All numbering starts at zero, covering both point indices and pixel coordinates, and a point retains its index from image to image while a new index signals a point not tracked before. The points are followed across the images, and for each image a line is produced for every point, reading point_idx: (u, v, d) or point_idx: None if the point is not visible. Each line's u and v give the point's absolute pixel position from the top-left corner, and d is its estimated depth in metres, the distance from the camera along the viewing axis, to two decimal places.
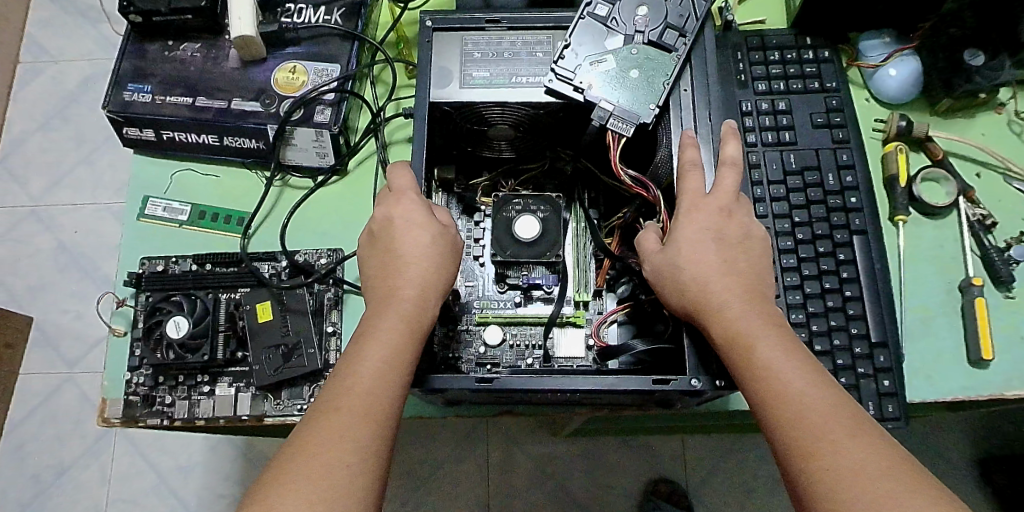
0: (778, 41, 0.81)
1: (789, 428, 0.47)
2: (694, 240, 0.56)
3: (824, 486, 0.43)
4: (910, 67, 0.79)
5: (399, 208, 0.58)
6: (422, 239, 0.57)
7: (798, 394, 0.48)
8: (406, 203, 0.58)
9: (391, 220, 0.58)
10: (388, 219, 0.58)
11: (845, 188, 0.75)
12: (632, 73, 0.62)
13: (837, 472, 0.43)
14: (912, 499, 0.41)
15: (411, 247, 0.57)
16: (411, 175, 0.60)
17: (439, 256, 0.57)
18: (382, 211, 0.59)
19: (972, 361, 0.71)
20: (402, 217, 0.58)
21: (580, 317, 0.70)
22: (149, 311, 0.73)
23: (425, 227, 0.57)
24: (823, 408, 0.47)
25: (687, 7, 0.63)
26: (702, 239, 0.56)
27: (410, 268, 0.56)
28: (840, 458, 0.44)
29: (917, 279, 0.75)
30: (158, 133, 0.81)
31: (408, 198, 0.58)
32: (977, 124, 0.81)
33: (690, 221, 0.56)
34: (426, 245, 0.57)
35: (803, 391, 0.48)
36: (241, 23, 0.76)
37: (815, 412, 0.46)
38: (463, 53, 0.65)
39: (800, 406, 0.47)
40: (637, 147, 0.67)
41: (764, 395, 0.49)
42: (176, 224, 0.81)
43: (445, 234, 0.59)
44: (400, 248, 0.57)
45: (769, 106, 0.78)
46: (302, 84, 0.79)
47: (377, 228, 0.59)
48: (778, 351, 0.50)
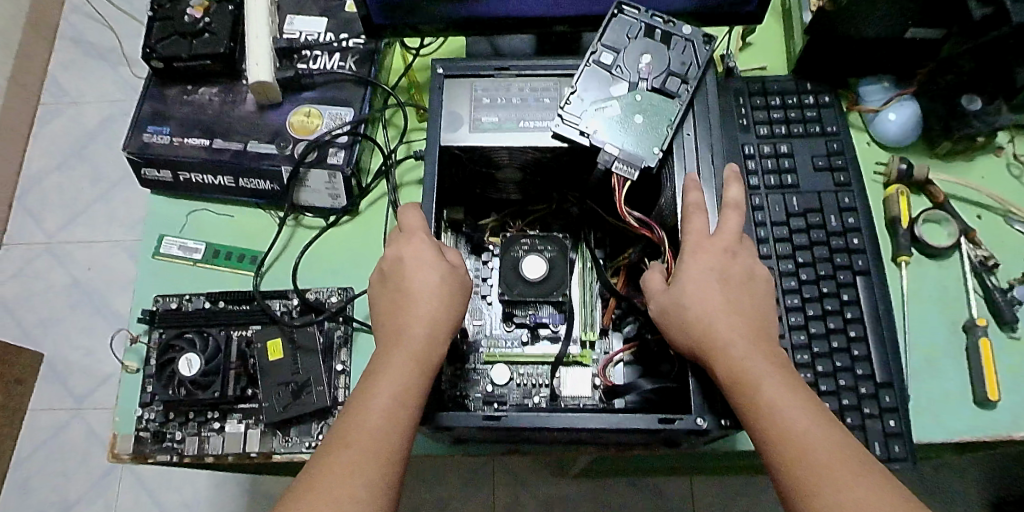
0: (779, 87, 0.84)
1: (795, 469, 0.47)
2: (699, 280, 0.56)
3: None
4: (910, 110, 0.81)
5: (409, 247, 0.59)
6: (432, 277, 0.58)
7: (803, 433, 0.48)
8: (416, 242, 0.59)
9: (401, 259, 0.60)
10: (399, 258, 0.60)
11: (847, 229, 0.76)
12: (636, 118, 0.63)
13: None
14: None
15: (421, 285, 0.58)
16: (422, 216, 0.61)
17: (448, 294, 0.58)
18: (393, 251, 0.60)
19: (979, 401, 0.71)
20: (412, 256, 0.59)
21: (587, 356, 0.71)
22: (162, 348, 0.75)
23: (434, 266, 0.59)
24: (828, 447, 0.47)
25: (689, 55, 0.65)
26: (707, 279, 0.56)
27: (420, 306, 0.57)
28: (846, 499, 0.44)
29: (921, 319, 0.75)
30: (175, 174, 0.84)
31: (418, 238, 0.60)
32: (976, 167, 0.82)
33: (695, 262, 0.57)
34: (436, 283, 0.58)
35: (808, 430, 0.48)
36: (259, 69, 0.79)
37: (820, 452, 0.47)
38: (473, 99, 0.67)
39: (805, 445, 0.47)
40: (643, 189, 0.69)
41: (769, 435, 0.49)
42: (190, 262, 0.83)
43: (454, 273, 0.60)
44: (410, 286, 0.58)
45: (771, 149, 0.80)
46: (317, 127, 0.81)
47: (388, 265, 0.61)
48: (782, 389, 0.51)
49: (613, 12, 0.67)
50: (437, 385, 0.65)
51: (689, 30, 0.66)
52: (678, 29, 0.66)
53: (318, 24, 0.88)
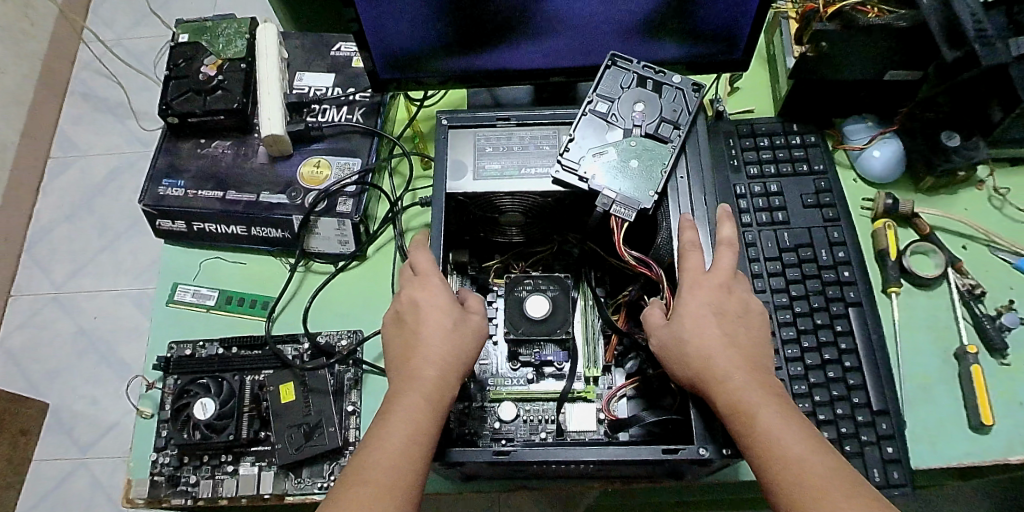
0: (767, 128, 0.88)
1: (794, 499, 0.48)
2: (696, 315, 0.59)
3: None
4: (892, 148, 0.84)
5: (425, 291, 0.62)
6: (447, 323, 0.61)
7: (802, 464, 0.50)
8: (429, 287, 0.63)
9: (416, 303, 0.62)
10: (414, 302, 0.63)
11: (837, 262, 0.79)
12: (631, 163, 0.67)
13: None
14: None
15: (435, 329, 0.60)
16: (435, 260, 0.65)
17: (462, 339, 0.61)
18: (410, 293, 0.63)
19: (975, 427, 0.73)
20: (429, 300, 0.62)
21: (590, 392, 0.74)
22: (176, 394, 0.76)
23: (447, 311, 0.61)
24: (825, 478, 0.49)
25: (680, 103, 0.69)
26: (705, 314, 0.59)
27: (434, 349, 0.59)
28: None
29: (914, 348, 0.78)
30: (189, 225, 0.87)
31: (433, 284, 0.63)
32: (960, 200, 0.85)
33: (692, 297, 0.60)
34: (450, 329, 0.61)
35: (807, 460, 0.50)
36: (271, 123, 0.84)
37: (819, 482, 0.48)
38: (477, 148, 0.71)
39: (805, 477, 0.49)
40: (639, 230, 0.71)
41: (768, 465, 0.51)
42: (204, 309, 0.85)
43: (468, 319, 0.63)
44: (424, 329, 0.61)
45: (762, 188, 0.84)
46: (326, 177, 0.85)
47: (402, 307, 0.63)
48: (781, 420, 0.53)
49: (607, 64, 0.71)
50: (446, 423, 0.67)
51: (679, 79, 0.70)
52: (669, 78, 0.70)
53: (326, 79, 0.93)
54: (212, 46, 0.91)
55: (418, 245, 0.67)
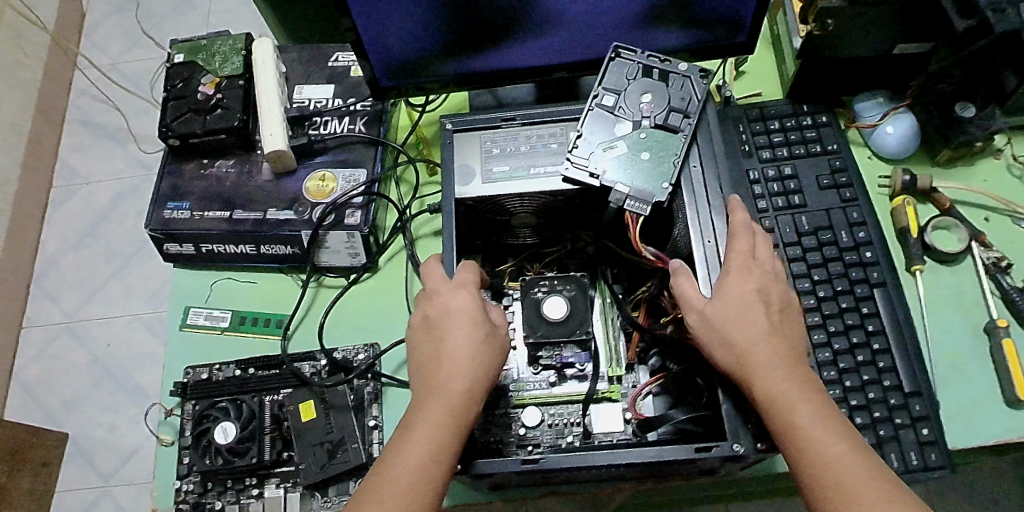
0: (777, 110, 0.86)
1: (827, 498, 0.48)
2: (733, 302, 0.57)
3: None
4: (907, 123, 0.82)
5: (455, 299, 0.60)
6: (477, 335, 0.59)
7: (836, 465, 0.49)
8: (457, 294, 0.60)
9: (442, 310, 0.60)
10: (440, 308, 0.60)
11: (858, 243, 0.78)
12: (643, 155, 0.65)
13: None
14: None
15: (462, 340, 0.58)
16: (479, 273, 0.62)
17: (490, 353, 0.59)
18: (438, 299, 0.61)
19: (1010, 402, 0.71)
20: (457, 309, 0.60)
21: (615, 391, 0.72)
22: (195, 420, 0.75)
23: (475, 323, 0.59)
24: (861, 482, 0.47)
25: (688, 90, 0.67)
26: (742, 300, 0.57)
27: (463, 362, 0.57)
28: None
29: (942, 327, 0.76)
30: (196, 247, 0.86)
31: (462, 293, 0.60)
32: (979, 171, 0.83)
33: (731, 283, 0.58)
34: (480, 342, 0.59)
35: (846, 461, 0.49)
36: (273, 139, 0.82)
37: (854, 485, 0.48)
38: (484, 150, 0.70)
39: (841, 478, 0.48)
40: (655, 221, 0.69)
41: (802, 461, 0.50)
42: (218, 331, 0.84)
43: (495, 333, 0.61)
44: (449, 339, 0.59)
45: (775, 172, 0.82)
46: (332, 190, 0.84)
47: (426, 312, 0.61)
48: (822, 417, 0.51)
49: (611, 56, 0.69)
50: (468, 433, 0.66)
51: (685, 67, 0.68)
52: (675, 66, 0.68)
53: (325, 91, 0.91)
54: (208, 65, 0.90)
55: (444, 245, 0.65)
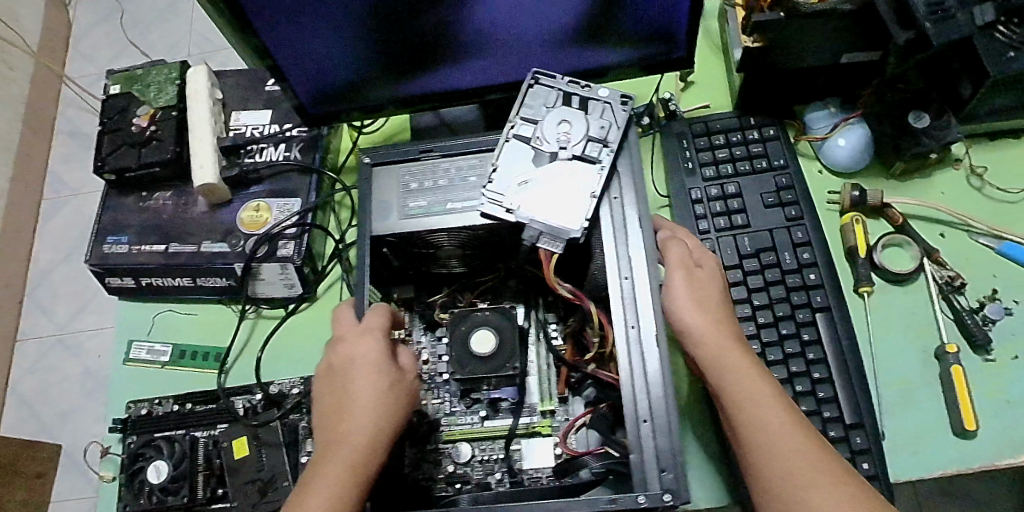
0: (722, 124, 0.82)
1: (789, 472, 0.50)
2: (704, 286, 0.62)
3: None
4: (859, 134, 0.78)
5: (360, 347, 0.59)
6: (381, 384, 0.58)
7: (784, 438, 0.52)
8: (362, 341, 0.60)
9: (349, 358, 0.60)
10: (346, 356, 0.60)
11: (801, 264, 0.75)
12: (558, 189, 0.63)
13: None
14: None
15: (365, 389, 0.57)
16: (387, 317, 0.61)
17: (394, 402, 0.58)
18: (343, 349, 0.60)
19: (959, 432, 0.68)
20: (362, 356, 0.59)
21: (546, 426, 0.71)
22: (130, 458, 0.76)
23: (378, 372, 0.59)
24: (818, 454, 0.51)
25: (608, 118, 0.64)
26: (713, 287, 0.63)
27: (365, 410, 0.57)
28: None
29: (890, 350, 0.73)
30: (137, 280, 0.86)
31: (366, 340, 0.60)
32: (938, 183, 0.79)
33: (704, 269, 0.64)
34: (385, 390, 0.58)
35: (800, 433, 0.52)
36: (203, 172, 0.81)
37: (811, 460, 0.50)
38: (402, 185, 0.67)
39: (803, 451, 0.51)
40: (571, 260, 0.68)
41: (764, 439, 0.53)
42: (157, 365, 0.85)
43: (401, 380, 0.60)
44: (354, 388, 0.58)
45: (718, 191, 0.79)
46: (266, 221, 0.82)
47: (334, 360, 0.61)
48: (777, 399, 0.55)
49: (530, 82, 0.67)
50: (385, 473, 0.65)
51: (606, 93, 0.65)
52: (596, 92, 0.65)
53: (263, 116, 0.90)
54: (143, 95, 0.88)
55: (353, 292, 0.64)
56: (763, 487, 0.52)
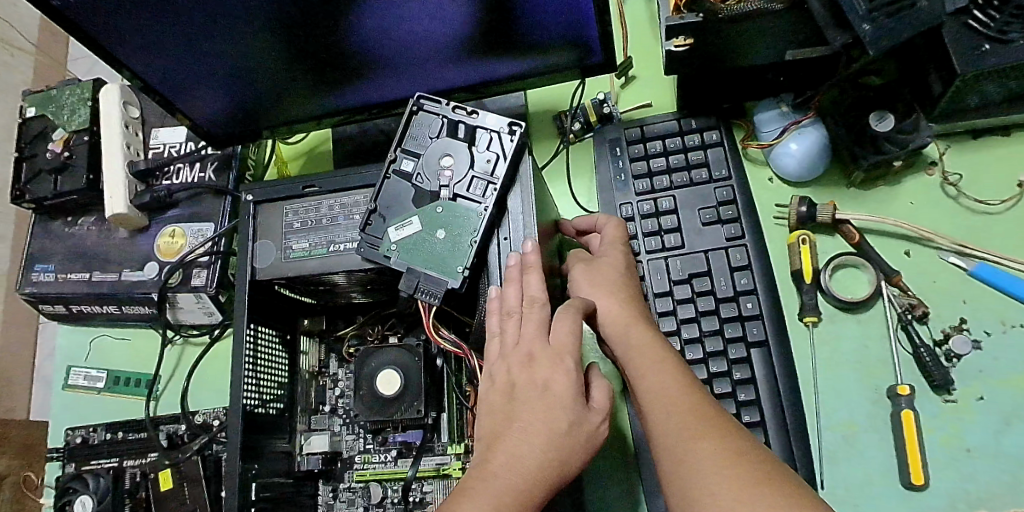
0: (659, 128, 0.74)
1: (678, 431, 0.50)
2: (604, 275, 0.65)
3: (708, 494, 0.45)
4: (811, 140, 0.69)
5: None
6: (559, 426, 0.50)
7: (668, 397, 0.53)
8: (555, 368, 0.52)
9: (534, 381, 0.52)
10: (532, 381, 0.52)
11: (738, 292, 0.67)
12: (437, 233, 0.59)
13: (717, 480, 0.45)
14: (781, 496, 0.43)
15: (543, 429, 0.50)
16: None
17: (569, 445, 0.50)
18: None
19: (907, 485, 0.61)
20: None
21: (456, 469, 0.66)
22: (60, 491, 0.77)
23: (575, 403, 0.51)
24: (702, 406, 0.52)
25: (495, 150, 0.60)
26: (614, 274, 0.65)
27: (482, 464, 0.50)
28: (715, 464, 0.46)
29: (838, 388, 0.65)
30: (69, 307, 0.85)
31: (561, 366, 0.52)
32: (904, 191, 0.70)
33: (609, 258, 0.67)
34: (563, 432, 0.50)
35: (684, 393, 0.53)
36: (113, 201, 0.79)
37: (703, 419, 0.50)
38: (284, 225, 0.64)
39: (694, 412, 0.51)
40: (460, 301, 0.63)
41: (659, 407, 0.53)
42: (95, 391, 0.86)
43: (588, 421, 0.51)
44: (530, 423, 0.50)
45: (651, 207, 0.72)
46: (181, 247, 0.80)
47: (504, 383, 0.53)
48: (673, 367, 0.56)
49: (413, 108, 0.63)
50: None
51: (494, 120, 0.61)
52: (484, 120, 0.61)
53: (180, 133, 0.86)
54: (57, 118, 0.85)
55: (519, 299, 0.55)
56: (661, 454, 0.51)
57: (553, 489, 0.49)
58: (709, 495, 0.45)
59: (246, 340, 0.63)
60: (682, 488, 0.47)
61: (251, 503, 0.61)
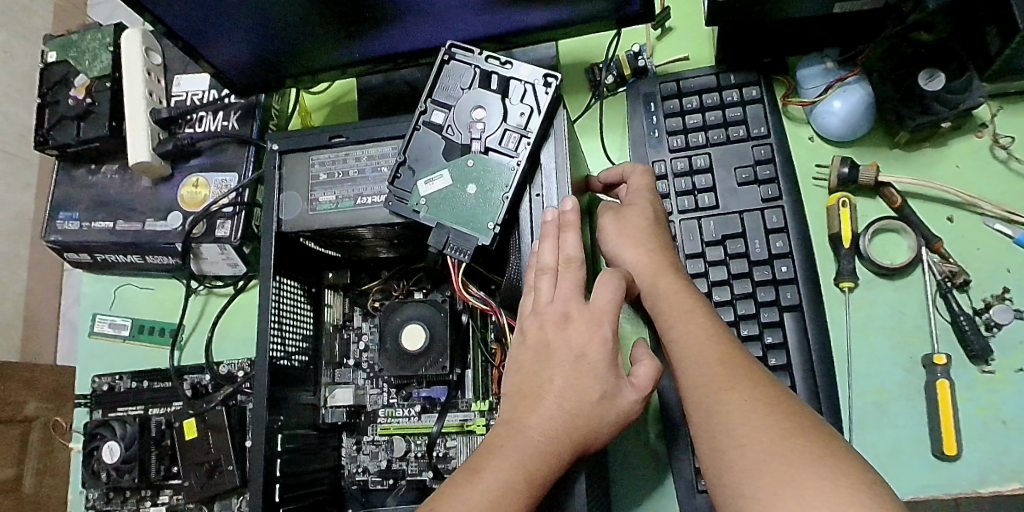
0: (697, 83, 0.71)
1: (706, 381, 0.50)
2: (633, 228, 0.63)
3: (737, 442, 0.44)
4: (856, 98, 0.67)
5: None
6: (589, 394, 0.49)
7: (700, 353, 0.52)
8: (590, 332, 0.50)
9: (569, 343, 0.51)
10: (565, 344, 0.51)
11: (773, 255, 0.65)
12: (468, 189, 0.57)
13: (747, 433, 0.44)
14: (809, 444, 0.42)
15: (573, 394, 0.49)
16: None
17: (597, 415, 0.49)
18: None
19: (938, 455, 0.59)
20: None
21: (479, 425, 0.66)
22: (88, 436, 0.79)
23: (608, 371, 0.50)
24: (736, 363, 0.50)
25: (529, 103, 0.58)
26: (642, 222, 0.63)
27: (511, 420, 0.49)
28: (742, 413, 0.46)
29: (871, 356, 0.64)
30: (93, 256, 0.85)
31: (598, 332, 0.51)
32: (950, 154, 0.68)
33: (637, 209, 0.65)
34: (592, 401, 0.49)
35: (717, 348, 0.52)
36: (136, 150, 0.77)
37: (735, 375, 0.49)
38: (310, 177, 0.63)
39: (726, 366, 0.50)
40: (489, 257, 0.63)
41: (687, 357, 0.53)
42: (120, 339, 0.87)
43: (621, 387, 0.51)
44: (561, 385, 0.49)
45: (685, 164, 0.69)
46: (204, 197, 0.79)
47: (536, 342, 0.52)
48: (702, 318, 0.55)
49: (445, 58, 0.61)
50: (304, 475, 0.65)
51: (529, 71, 0.58)
52: (518, 71, 0.59)
53: (203, 81, 0.84)
54: (79, 63, 0.84)
55: (554, 258, 0.53)
56: (689, 403, 0.50)
57: (579, 452, 0.49)
58: (742, 452, 0.44)
59: (272, 293, 0.63)
60: (715, 446, 0.46)
61: (277, 454, 0.61)
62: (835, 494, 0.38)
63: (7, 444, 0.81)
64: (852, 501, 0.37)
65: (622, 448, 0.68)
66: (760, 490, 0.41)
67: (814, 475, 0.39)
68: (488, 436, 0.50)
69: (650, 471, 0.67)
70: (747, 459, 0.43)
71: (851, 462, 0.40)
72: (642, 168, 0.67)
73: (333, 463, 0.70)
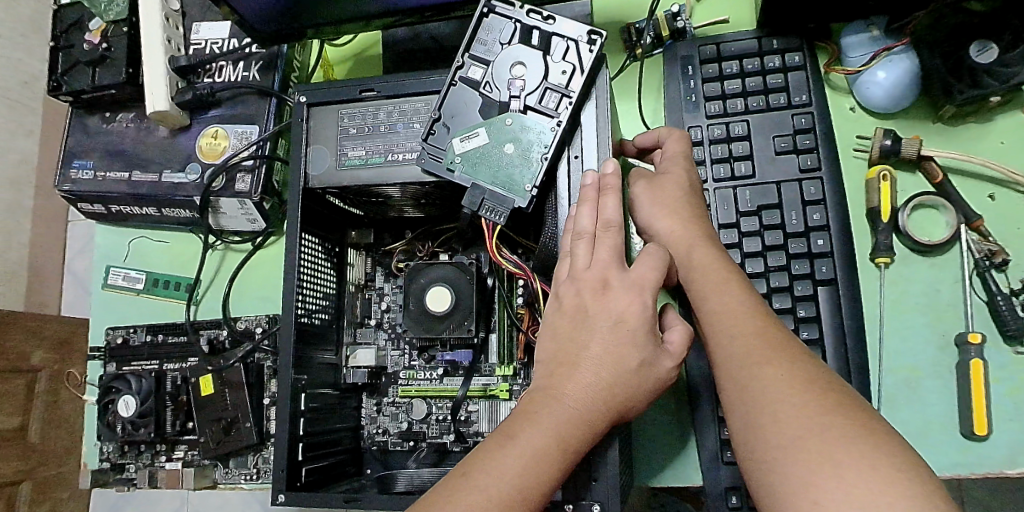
0: (738, 46, 0.69)
1: (742, 353, 0.48)
2: (668, 194, 0.62)
3: (772, 418, 0.43)
4: (901, 69, 0.65)
5: None
6: (626, 363, 0.48)
7: (737, 327, 0.51)
8: (631, 299, 0.49)
9: (607, 310, 0.49)
10: (604, 310, 0.49)
11: (809, 228, 0.64)
12: (505, 148, 0.55)
13: (785, 408, 0.43)
14: (849, 422, 0.41)
15: (610, 362, 0.48)
16: None
17: (634, 383, 0.48)
18: None
19: (967, 433, 0.59)
20: None
21: (503, 389, 0.65)
22: (103, 390, 0.79)
23: (646, 339, 0.49)
24: (773, 336, 0.49)
25: (571, 61, 0.56)
26: (678, 190, 0.61)
27: (546, 386, 0.48)
28: (780, 387, 0.45)
29: (903, 332, 0.63)
30: (107, 206, 0.84)
31: (639, 298, 0.49)
32: (995, 130, 0.66)
33: (672, 175, 0.63)
34: (630, 369, 0.48)
35: (754, 321, 0.50)
36: (154, 98, 0.75)
37: (775, 349, 0.47)
38: (339, 131, 0.61)
39: (764, 339, 0.49)
40: (520, 220, 0.61)
41: (723, 330, 0.51)
42: (134, 292, 0.86)
43: (657, 356, 0.49)
44: (597, 354, 0.48)
45: (722, 131, 0.67)
46: (223, 149, 0.77)
47: (573, 307, 0.51)
48: (740, 291, 0.54)
49: (484, 11, 0.58)
50: (326, 434, 0.64)
51: (572, 27, 0.56)
52: (561, 27, 0.56)
53: (223, 29, 0.81)
54: (94, 6, 0.81)
55: (592, 222, 0.52)
56: (723, 375, 0.49)
57: (612, 420, 0.48)
58: (779, 427, 0.43)
59: (297, 250, 0.61)
60: (750, 421, 0.45)
61: (300, 413, 0.61)
62: (873, 481, 0.37)
63: (13, 394, 0.79)
64: (892, 488, 0.36)
65: (645, 417, 0.68)
66: (797, 466, 0.40)
67: (855, 453, 0.38)
68: (522, 401, 0.49)
69: (671, 441, 0.67)
70: (782, 437, 0.42)
71: (891, 444, 0.39)
72: (680, 133, 0.65)
73: (353, 423, 0.70)
